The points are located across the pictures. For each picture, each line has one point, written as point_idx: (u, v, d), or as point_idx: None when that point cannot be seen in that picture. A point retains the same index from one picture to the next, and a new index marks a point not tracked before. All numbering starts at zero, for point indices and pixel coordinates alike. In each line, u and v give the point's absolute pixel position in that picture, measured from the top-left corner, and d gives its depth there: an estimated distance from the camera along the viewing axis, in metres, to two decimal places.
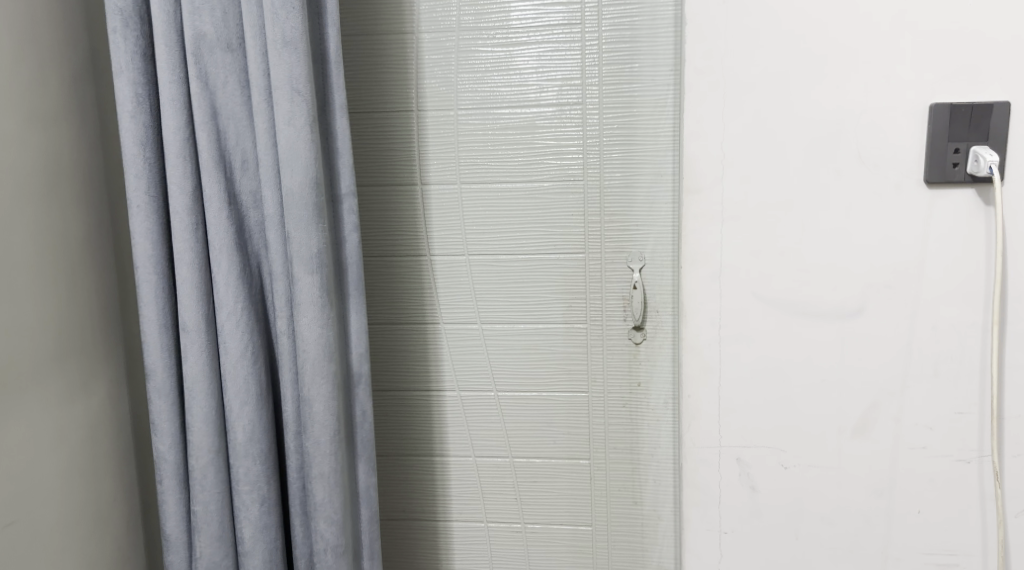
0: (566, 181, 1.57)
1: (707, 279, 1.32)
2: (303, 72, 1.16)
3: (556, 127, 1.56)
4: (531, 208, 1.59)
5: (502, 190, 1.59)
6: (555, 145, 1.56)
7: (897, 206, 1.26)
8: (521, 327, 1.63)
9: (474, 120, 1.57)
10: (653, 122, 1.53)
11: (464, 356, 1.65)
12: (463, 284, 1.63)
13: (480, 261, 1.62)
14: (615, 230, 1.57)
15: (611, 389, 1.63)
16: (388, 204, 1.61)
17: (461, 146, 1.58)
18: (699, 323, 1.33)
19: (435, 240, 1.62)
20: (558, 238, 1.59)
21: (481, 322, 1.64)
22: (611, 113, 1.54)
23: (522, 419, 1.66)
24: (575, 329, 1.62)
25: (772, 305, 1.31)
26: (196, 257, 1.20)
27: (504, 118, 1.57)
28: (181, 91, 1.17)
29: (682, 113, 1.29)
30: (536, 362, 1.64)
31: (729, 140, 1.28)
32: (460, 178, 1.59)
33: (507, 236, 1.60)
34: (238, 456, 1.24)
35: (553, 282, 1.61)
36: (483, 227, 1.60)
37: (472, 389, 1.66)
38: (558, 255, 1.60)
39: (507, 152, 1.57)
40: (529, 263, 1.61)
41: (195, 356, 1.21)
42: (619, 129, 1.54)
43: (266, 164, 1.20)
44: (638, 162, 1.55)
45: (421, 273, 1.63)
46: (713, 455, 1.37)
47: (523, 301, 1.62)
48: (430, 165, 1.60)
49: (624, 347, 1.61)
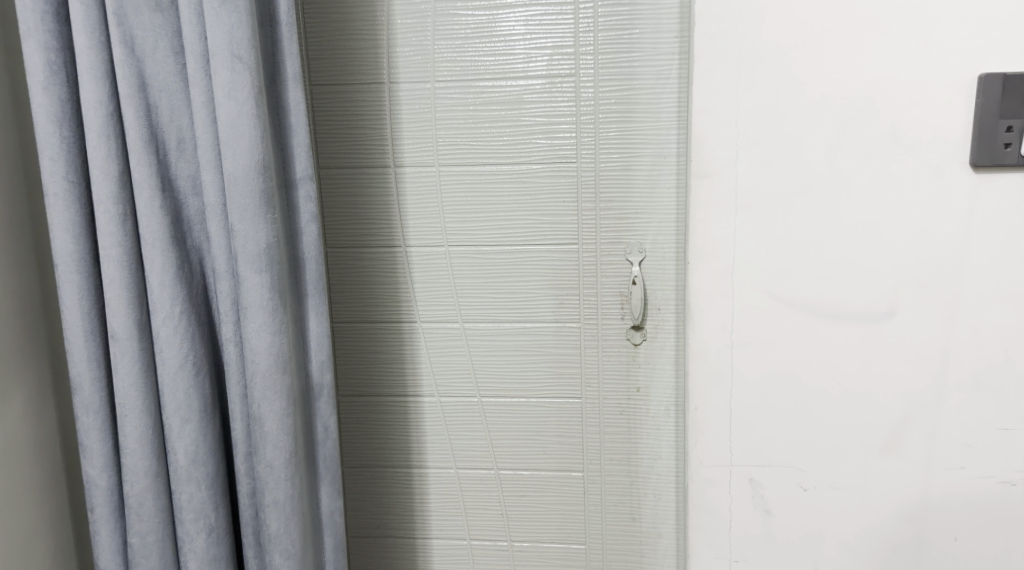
0: (557, 164, 1.40)
1: (717, 277, 1.15)
2: (246, 35, 0.99)
3: (547, 103, 1.39)
4: (518, 194, 1.42)
5: (487, 174, 1.42)
6: (544, 122, 1.39)
7: (938, 192, 1.09)
8: (508, 326, 1.47)
9: (453, 94, 1.40)
10: (654, 97, 1.36)
11: (444, 359, 1.49)
12: (443, 279, 1.46)
13: (462, 253, 1.45)
14: (612, 218, 1.41)
15: (607, 395, 1.47)
16: (357, 189, 1.44)
17: (439, 123, 1.41)
18: (710, 326, 1.17)
19: (410, 229, 1.45)
20: (549, 228, 1.43)
21: (463, 321, 1.48)
22: (608, 86, 1.37)
23: (508, 427, 1.50)
24: (567, 329, 1.46)
25: (792, 306, 1.15)
26: (125, 252, 1.03)
27: (488, 92, 1.39)
28: (104, 59, 1.00)
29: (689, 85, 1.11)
30: (524, 366, 1.48)
31: (743, 116, 1.10)
32: (439, 160, 1.42)
33: (492, 225, 1.44)
34: (180, 482, 1.07)
35: (542, 276, 1.45)
36: (464, 215, 1.44)
37: (453, 394, 1.50)
38: (549, 246, 1.43)
39: (491, 130, 1.40)
40: (516, 255, 1.44)
41: (125, 367, 1.04)
42: (617, 105, 1.37)
43: (204, 144, 1.03)
44: (639, 143, 1.38)
45: (395, 266, 1.47)
46: (723, 476, 1.21)
47: (509, 297, 1.46)
48: (404, 145, 1.42)
49: (622, 349, 1.45)
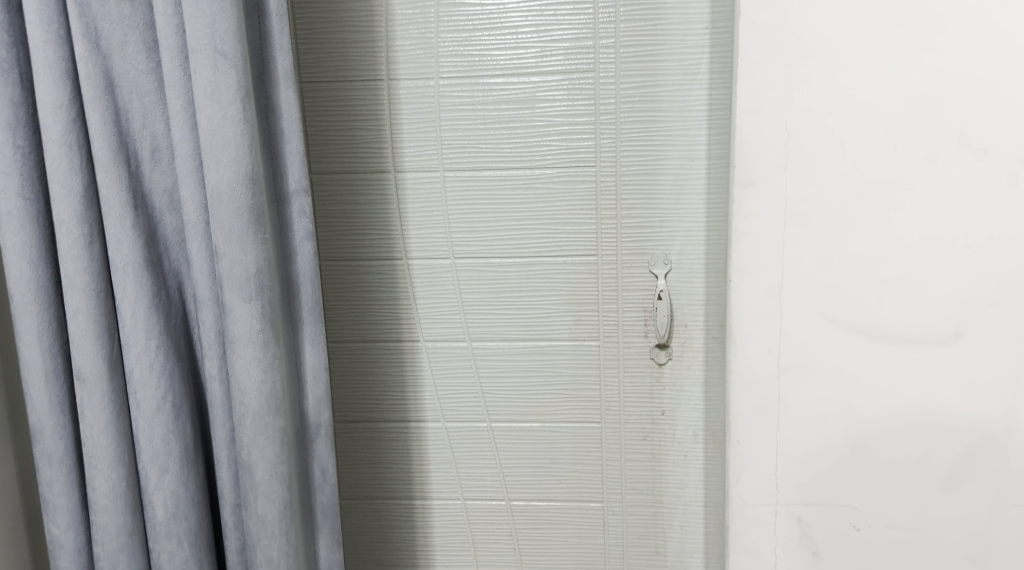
0: (574, 167, 1.28)
1: (762, 296, 1.04)
2: (230, 28, 0.85)
3: (563, 101, 1.26)
4: (531, 201, 1.30)
5: (496, 179, 1.29)
6: (560, 123, 1.26)
7: (1010, 201, 0.97)
8: (520, 345, 1.35)
9: (459, 92, 1.27)
10: (682, 94, 1.24)
11: (450, 381, 1.37)
12: (448, 294, 1.34)
13: (469, 266, 1.33)
14: (635, 227, 1.28)
15: (629, 419, 1.35)
16: (353, 197, 1.31)
17: (443, 124, 1.28)
18: (753, 351, 1.05)
19: (412, 240, 1.32)
20: (564, 238, 1.30)
21: (471, 339, 1.35)
22: (630, 83, 1.24)
23: (520, 454, 1.38)
24: (584, 348, 1.33)
25: (845, 328, 1.03)
26: (91, 279, 0.90)
27: (497, 90, 1.26)
28: (66, 57, 0.88)
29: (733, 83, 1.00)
30: (538, 388, 1.35)
31: (791, 117, 0.99)
32: (444, 164, 1.29)
33: (502, 235, 1.31)
34: (160, 539, 0.94)
35: (558, 290, 1.32)
36: (471, 224, 1.31)
37: (459, 419, 1.38)
38: (565, 258, 1.31)
39: (501, 132, 1.27)
40: (529, 268, 1.32)
41: (94, 410, 0.91)
42: (641, 103, 1.25)
43: (183, 155, 0.90)
44: (665, 145, 1.25)
45: (395, 280, 1.34)
46: (768, 515, 1.09)
47: (522, 314, 1.33)
48: (405, 148, 1.29)
49: (645, 369, 1.33)
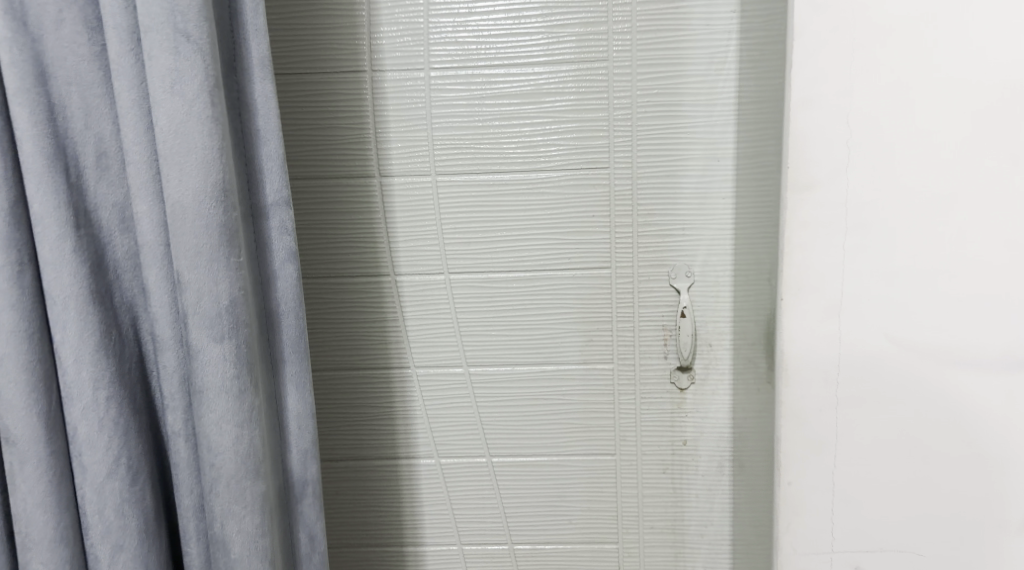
0: (584, 169, 1.14)
1: (818, 316, 0.91)
2: (193, 3, 0.71)
3: (571, 95, 1.12)
4: (535, 208, 1.16)
5: (496, 183, 1.15)
6: (568, 118, 1.13)
7: None
8: (524, 370, 1.20)
9: (453, 84, 1.12)
10: (706, 86, 1.10)
11: (445, 412, 1.21)
12: (443, 314, 1.19)
13: (466, 281, 1.18)
14: (653, 235, 1.15)
15: (647, 450, 1.21)
16: (334, 205, 1.15)
17: (435, 122, 1.13)
18: (808, 379, 0.93)
19: (400, 253, 1.17)
20: (574, 249, 1.16)
21: (468, 364, 1.20)
22: (647, 73, 1.11)
23: (525, 492, 1.23)
24: (597, 371, 1.19)
25: (914, 352, 0.90)
26: (23, 319, 0.75)
27: (496, 83, 1.12)
28: None
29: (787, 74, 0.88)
30: (544, 417, 1.21)
31: (850, 112, 0.87)
32: (436, 167, 1.15)
33: (503, 246, 1.17)
34: None
35: (567, 308, 1.18)
36: (468, 234, 1.16)
37: (456, 455, 1.22)
38: (574, 271, 1.17)
39: (502, 129, 1.13)
40: (534, 283, 1.18)
41: (30, 476, 0.76)
42: (659, 96, 1.11)
43: (136, 163, 0.74)
44: (686, 143, 1.12)
45: (382, 299, 1.18)
46: (823, 564, 0.96)
47: (526, 335, 1.19)
48: (392, 150, 1.14)
49: (665, 395, 1.19)
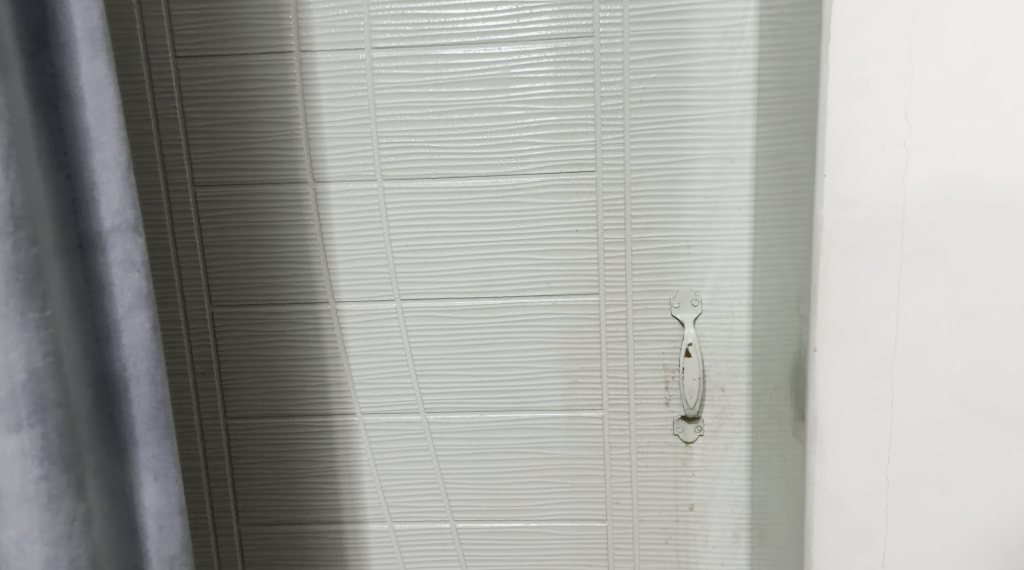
0: (566, 173, 0.92)
1: (866, 372, 0.69)
2: None
3: (548, 81, 0.90)
4: (505, 221, 0.94)
5: (457, 191, 0.93)
6: (545, 110, 0.91)
7: None
8: (495, 418, 0.98)
9: (401, 68, 0.90)
10: (717, 69, 0.88)
11: (399, 469, 1.00)
12: (394, 350, 0.97)
13: (422, 310, 0.96)
14: (652, 255, 0.92)
15: (646, 516, 0.98)
16: (258, 218, 0.94)
17: (380, 116, 0.92)
18: (851, 455, 0.70)
19: (340, 277, 0.95)
20: (553, 272, 0.94)
21: (426, 412, 0.98)
22: (643, 53, 0.88)
23: (498, 564, 1.01)
24: (583, 421, 0.97)
25: (993, 421, 0.68)
26: None
27: (455, 66, 0.90)
28: None
29: (824, 51, 0.66)
30: (519, 476, 0.99)
31: (911, 103, 0.65)
32: (382, 171, 0.93)
33: (467, 268, 0.95)
34: None
35: (546, 344, 0.96)
36: (424, 254, 0.95)
37: (413, 520, 1.01)
38: (555, 299, 0.95)
39: (462, 125, 0.91)
40: (505, 313, 0.96)
41: None
42: (658, 82, 0.89)
43: None
44: (692, 140, 0.90)
45: (319, 332, 0.97)
46: None
47: (496, 375, 0.97)
48: (328, 150, 0.92)
49: (667, 450, 0.97)
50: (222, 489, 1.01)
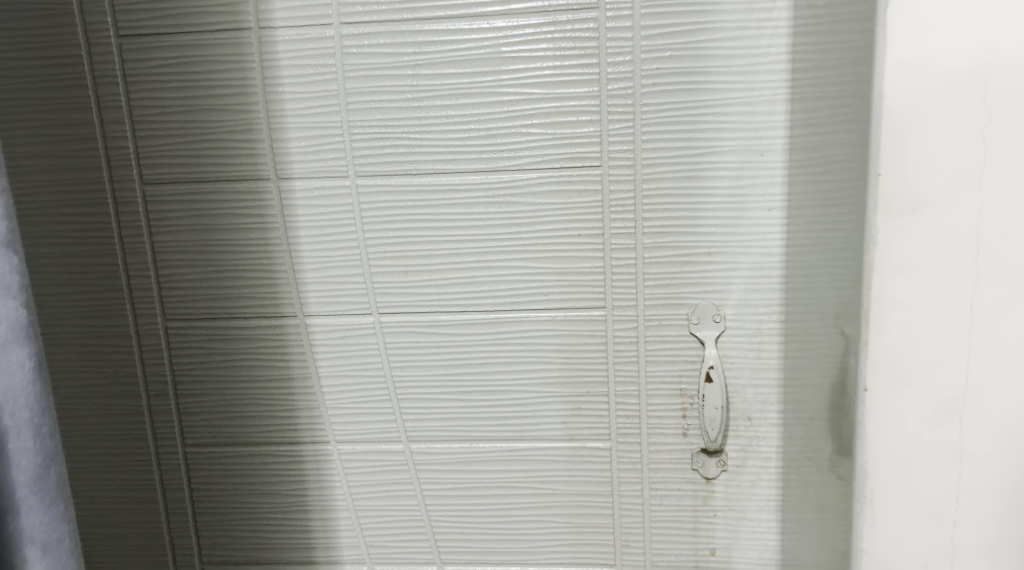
0: (566, 168, 0.79)
1: (925, 417, 0.58)
2: None
3: (546, 61, 0.77)
4: (497, 224, 0.81)
5: (442, 190, 0.81)
6: (541, 95, 0.78)
7: None
8: (486, 449, 0.86)
9: (373, 46, 0.78)
10: (744, 45, 0.75)
11: (378, 504, 0.88)
12: (371, 370, 0.85)
13: (403, 325, 0.84)
14: (667, 264, 0.80)
15: (660, 562, 0.86)
16: (214, 221, 0.83)
17: (351, 103, 0.80)
18: (905, 515, 0.59)
19: (310, 287, 0.84)
20: (551, 282, 0.82)
21: (409, 441, 0.87)
22: (657, 27, 0.75)
23: None
24: (588, 453, 0.84)
25: None
26: None
27: (436, 44, 0.78)
28: None
29: (880, 33, 0.55)
30: (516, 514, 0.87)
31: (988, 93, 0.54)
32: (354, 166, 0.81)
33: (453, 278, 0.83)
34: None
35: (544, 365, 0.83)
36: (405, 262, 0.83)
37: (396, 561, 0.89)
38: (554, 314, 0.82)
39: (447, 113, 0.79)
40: (498, 329, 0.84)
41: None
42: (674, 61, 0.76)
43: None
44: (714, 129, 0.76)
45: (285, 350, 0.85)
46: None
47: (488, 401, 0.85)
48: (293, 144, 0.81)
49: (685, 487, 0.84)
50: (181, 525, 0.90)
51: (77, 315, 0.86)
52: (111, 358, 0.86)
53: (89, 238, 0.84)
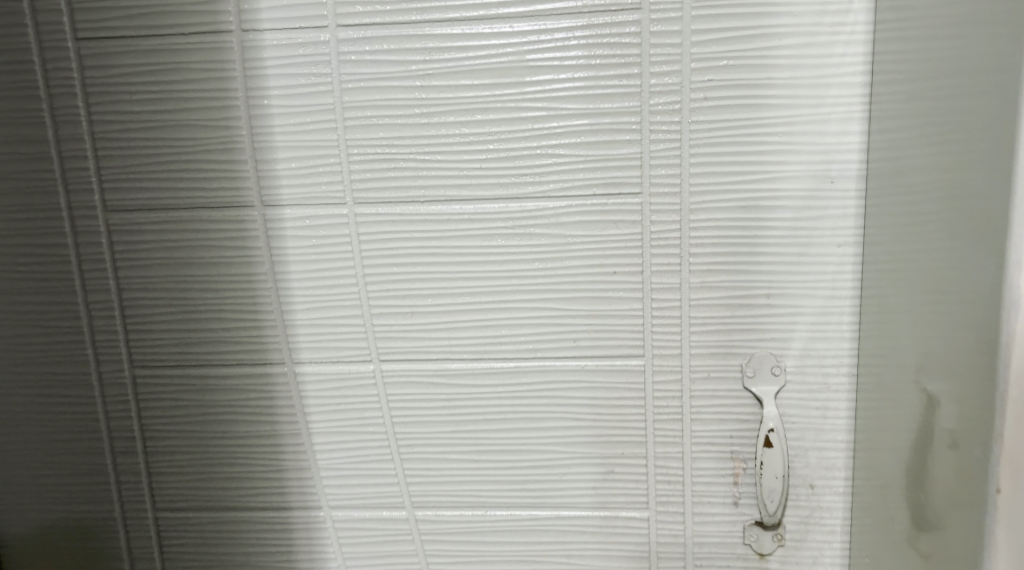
0: (600, 196, 0.68)
1: None
2: None
3: (578, 71, 0.66)
4: (518, 259, 0.70)
5: (455, 220, 0.69)
6: (572, 111, 0.67)
7: None
8: (504, 518, 0.74)
9: (376, 53, 0.67)
10: (813, 54, 0.64)
11: None
12: (371, 427, 0.74)
13: (408, 376, 0.73)
14: (717, 307, 0.68)
15: None
16: (188, 254, 0.71)
17: (350, 119, 0.68)
18: None
19: (300, 332, 0.72)
20: (581, 328, 0.70)
21: (414, 508, 0.75)
22: (710, 32, 0.64)
23: None
24: (622, 525, 0.73)
25: None
26: None
27: (450, 50, 0.66)
28: None
29: None
30: None
31: None
32: (352, 192, 0.69)
33: (467, 322, 0.71)
34: None
35: (572, 423, 0.72)
36: (411, 304, 0.71)
37: None
38: (584, 365, 0.71)
39: (462, 132, 0.68)
40: (518, 381, 0.72)
41: None
42: (730, 72, 0.64)
43: None
44: (775, 151, 0.65)
45: (271, 403, 0.74)
46: None
47: (505, 463, 0.73)
48: (282, 166, 0.69)
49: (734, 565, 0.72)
50: None
51: (32, 361, 0.75)
52: (71, 410, 0.75)
53: (45, 273, 0.73)
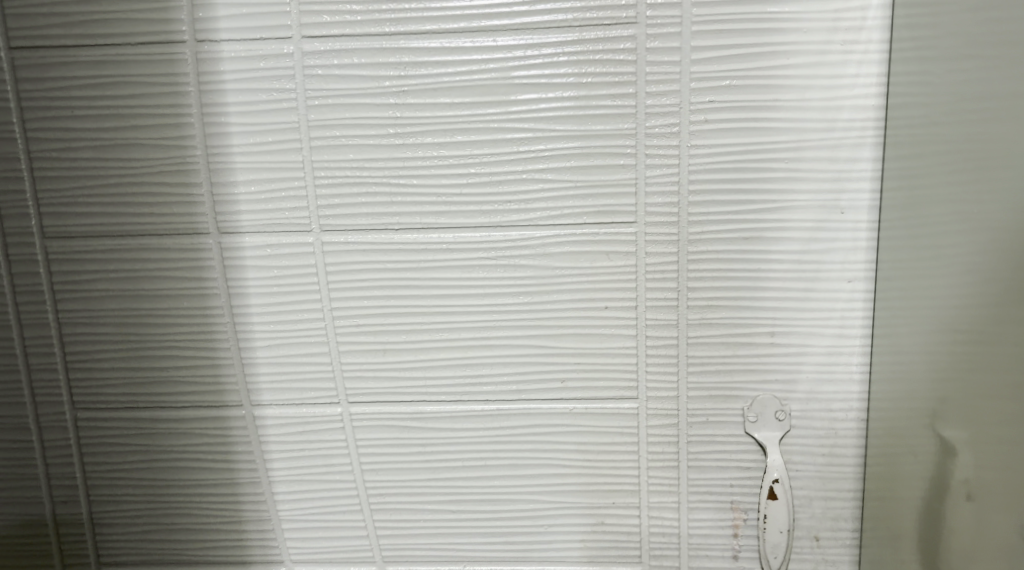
0: (591, 225, 0.62)
1: None
2: None
3: (568, 90, 0.60)
4: (501, 293, 0.64)
5: (432, 250, 0.63)
6: (561, 132, 0.61)
7: None
8: None
9: (345, 67, 0.61)
10: (823, 74, 0.59)
11: None
12: (338, 474, 0.67)
13: (380, 420, 0.66)
14: (717, 346, 0.63)
15: None
16: (137, 286, 0.65)
17: (317, 139, 0.62)
18: None
19: (260, 370, 0.66)
20: (570, 367, 0.65)
21: (386, 561, 0.69)
22: (711, 49, 0.59)
23: None
24: None
25: None
26: None
27: (427, 65, 0.60)
28: None
29: None
30: None
31: None
32: (318, 219, 0.63)
33: (445, 360, 0.65)
34: None
35: (559, 470, 0.66)
36: (383, 341, 0.65)
37: None
38: (572, 407, 0.65)
39: (440, 155, 0.62)
40: (500, 425, 0.66)
41: None
42: (732, 92, 0.59)
43: None
44: (781, 178, 0.60)
45: (228, 448, 0.67)
46: None
47: (486, 513, 0.67)
48: (241, 190, 0.63)
49: None
50: None
51: None
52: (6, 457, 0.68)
53: None
